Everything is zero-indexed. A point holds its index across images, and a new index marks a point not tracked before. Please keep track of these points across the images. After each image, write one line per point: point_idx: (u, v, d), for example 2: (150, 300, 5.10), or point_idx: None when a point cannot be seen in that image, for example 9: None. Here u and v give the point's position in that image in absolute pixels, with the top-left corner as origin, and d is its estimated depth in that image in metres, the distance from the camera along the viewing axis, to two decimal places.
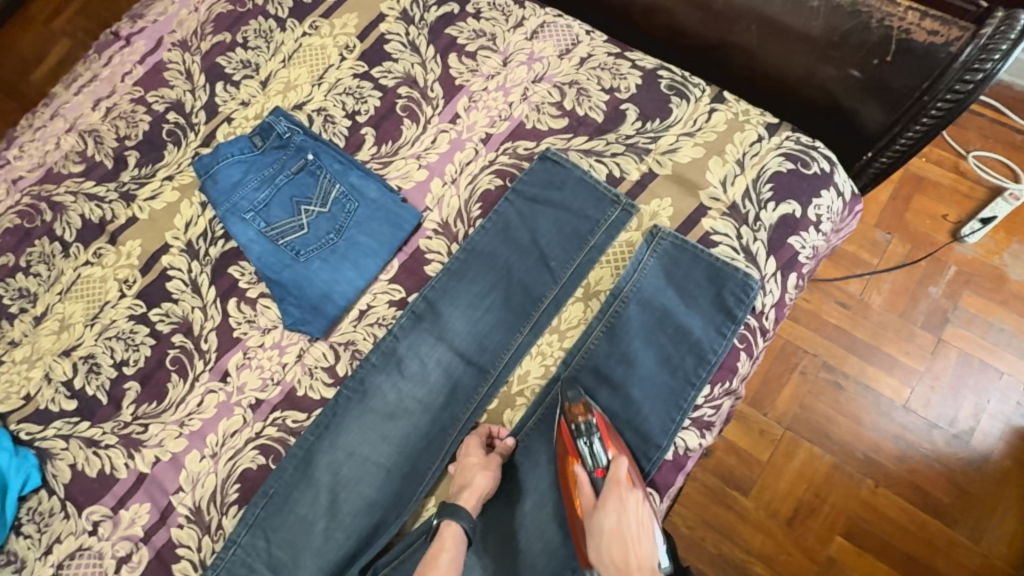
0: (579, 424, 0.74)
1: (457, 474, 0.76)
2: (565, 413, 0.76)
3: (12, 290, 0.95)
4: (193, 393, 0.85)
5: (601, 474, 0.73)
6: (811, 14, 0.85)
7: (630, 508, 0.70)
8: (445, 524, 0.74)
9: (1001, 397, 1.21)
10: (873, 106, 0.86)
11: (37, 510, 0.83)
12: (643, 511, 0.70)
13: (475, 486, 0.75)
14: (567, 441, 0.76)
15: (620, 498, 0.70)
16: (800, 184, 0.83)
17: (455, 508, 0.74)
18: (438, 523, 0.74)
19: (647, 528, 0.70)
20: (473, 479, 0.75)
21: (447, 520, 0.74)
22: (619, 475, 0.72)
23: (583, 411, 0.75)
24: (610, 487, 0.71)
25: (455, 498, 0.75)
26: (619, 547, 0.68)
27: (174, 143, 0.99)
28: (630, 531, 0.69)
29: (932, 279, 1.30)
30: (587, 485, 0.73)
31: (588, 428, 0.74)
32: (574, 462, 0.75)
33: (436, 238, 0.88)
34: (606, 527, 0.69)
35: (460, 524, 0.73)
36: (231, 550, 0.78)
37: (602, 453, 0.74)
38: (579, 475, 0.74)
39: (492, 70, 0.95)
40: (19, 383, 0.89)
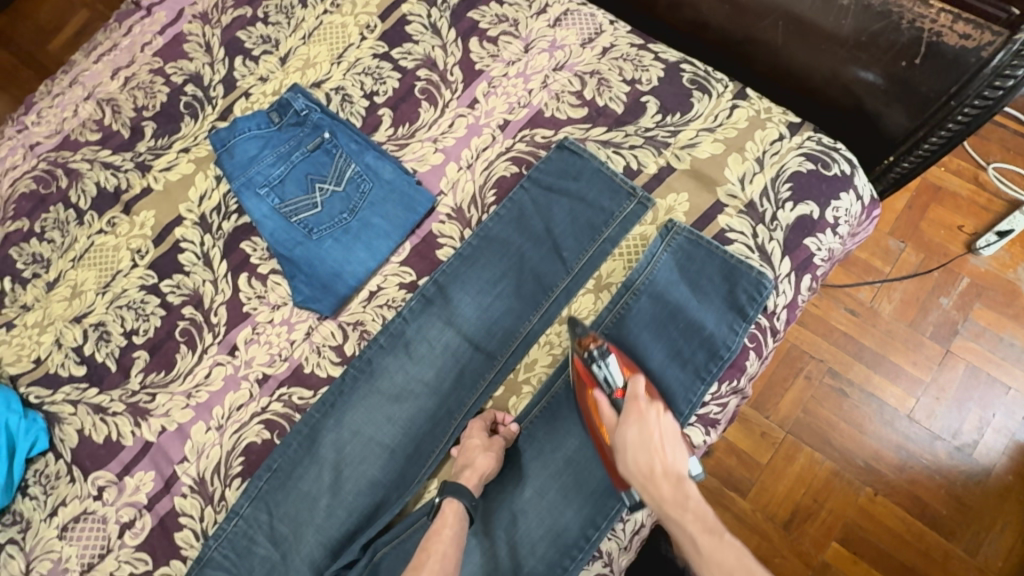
0: (591, 351, 0.75)
1: (460, 455, 0.76)
2: (576, 348, 0.77)
3: (26, 256, 0.95)
4: (201, 365, 0.85)
5: (620, 395, 0.75)
6: (841, 12, 0.82)
7: (651, 419, 0.72)
8: (447, 501, 0.74)
9: (1006, 412, 1.20)
10: (897, 109, 0.85)
11: (43, 472, 0.84)
12: (665, 420, 0.73)
13: (476, 466, 0.74)
14: (583, 372, 0.76)
15: (640, 412, 0.73)
16: (819, 185, 0.82)
17: (458, 487, 0.73)
18: (440, 501, 0.74)
19: (672, 436, 0.72)
20: (474, 460, 0.74)
21: (449, 498, 0.74)
22: (638, 391, 0.74)
23: (593, 339, 0.76)
24: (630, 406, 0.74)
25: (456, 477, 0.75)
26: (646, 457, 0.70)
27: (191, 116, 0.99)
28: (655, 440, 0.71)
29: (943, 290, 1.29)
30: (606, 407, 0.75)
31: (601, 353, 0.75)
32: (592, 388, 0.75)
33: (448, 222, 0.88)
34: (631, 441, 0.71)
35: (461, 502, 0.73)
36: (233, 522, 0.78)
37: (617, 375, 0.74)
38: (599, 399, 0.75)
39: (513, 56, 0.94)
40: (30, 347, 0.90)
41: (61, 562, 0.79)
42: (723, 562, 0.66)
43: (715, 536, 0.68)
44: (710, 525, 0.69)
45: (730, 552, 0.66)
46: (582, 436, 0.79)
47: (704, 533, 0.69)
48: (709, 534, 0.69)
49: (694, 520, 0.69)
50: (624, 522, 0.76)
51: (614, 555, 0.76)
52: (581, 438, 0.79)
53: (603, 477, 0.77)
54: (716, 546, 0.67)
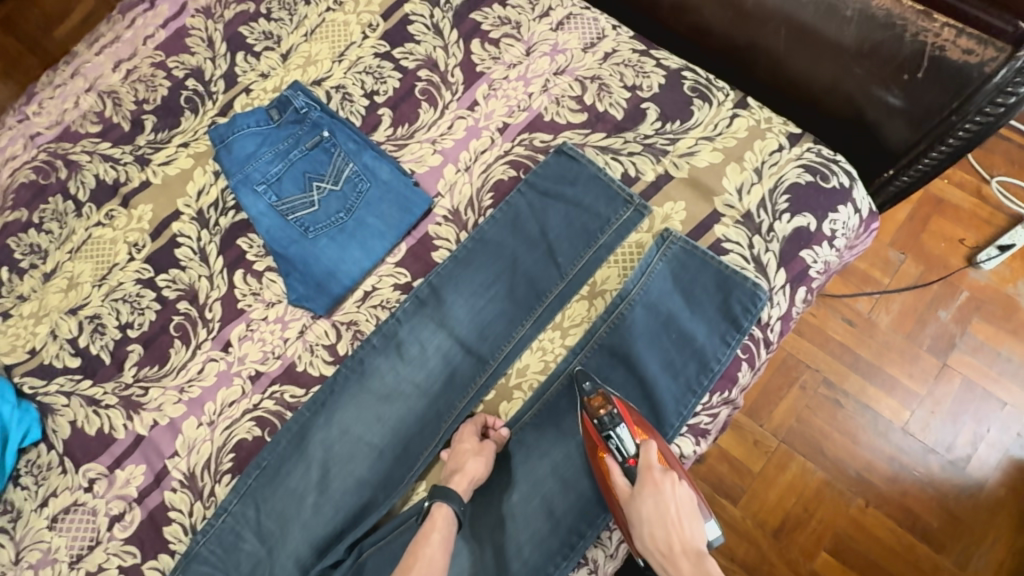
0: (602, 418, 0.75)
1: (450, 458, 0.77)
2: (586, 407, 0.76)
3: (23, 246, 0.96)
4: (195, 360, 0.86)
5: (633, 463, 0.75)
6: (845, 23, 0.82)
7: (666, 490, 0.72)
8: (436, 505, 0.74)
9: (1001, 427, 1.20)
10: (899, 122, 0.84)
11: (35, 463, 0.85)
12: (680, 492, 0.73)
13: (466, 471, 0.75)
14: (593, 435, 0.76)
15: (655, 483, 0.72)
16: (817, 197, 0.82)
17: (447, 490, 0.74)
18: (429, 504, 0.75)
19: (687, 507, 0.73)
20: (464, 465, 0.75)
21: (438, 502, 0.74)
22: (651, 459, 0.74)
23: (604, 402, 0.76)
24: (644, 475, 0.73)
25: (445, 480, 0.76)
26: (661, 532, 0.71)
27: (192, 110, 0.99)
28: (670, 513, 0.72)
29: (942, 303, 1.28)
30: (620, 476, 0.74)
31: (613, 419, 0.75)
32: (604, 456, 0.75)
33: (445, 224, 0.88)
34: (647, 515, 0.71)
35: (450, 506, 0.74)
36: (222, 517, 0.79)
37: (629, 442, 0.75)
38: (612, 468, 0.74)
39: (514, 59, 0.93)
40: (25, 337, 0.91)
41: (50, 553, 0.80)
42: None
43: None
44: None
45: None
46: (572, 442, 0.79)
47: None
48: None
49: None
50: (611, 530, 0.77)
51: (600, 562, 0.76)
52: (570, 445, 0.79)
53: (592, 485, 0.77)
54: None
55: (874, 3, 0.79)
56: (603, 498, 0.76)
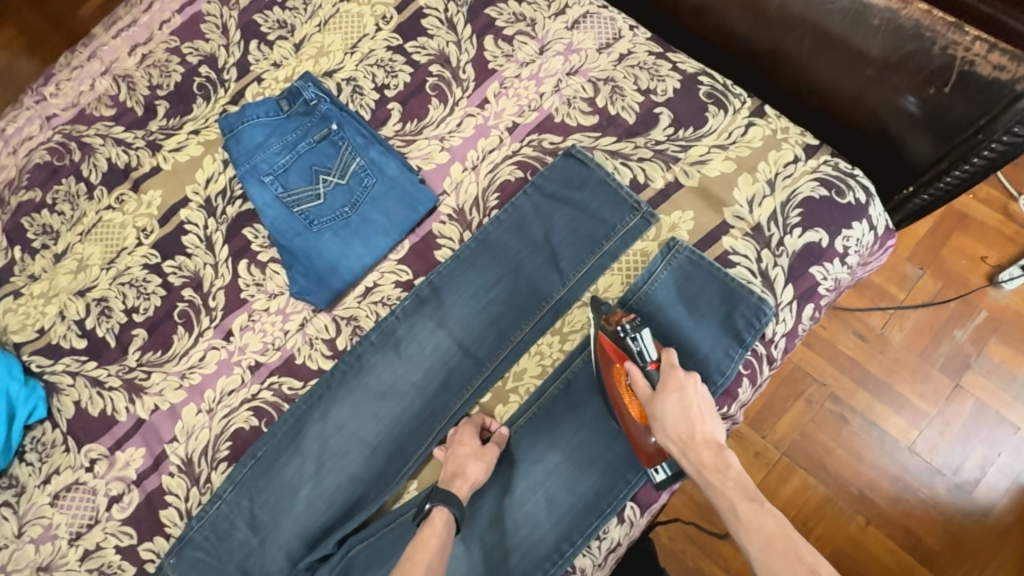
0: (624, 324, 0.74)
1: (450, 462, 0.76)
2: (604, 323, 0.76)
3: (36, 226, 0.97)
4: (197, 347, 0.87)
5: (654, 367, 0.74)
6: (870, 33, 0.79)
7: (689, 387, 0.71)
8: (436, 509, 0.73)
9: (1012, 452, 1.17)
10: (923, 137, 0.80)
11: (40, 440, 0.87)
12: (703, 390, 0.72)
13: (468, 475, 0.75)
14: (612, 347, 0.75)
15: (678, 381, 0.72)
16: (831, 213, 0.80)
17: (449, 495, 0.73)
18: (430, 507, 0.73)
19: (708, 405, 0.72)
20: (465, 468, 0.75)
21: (439, 505, 0.73)
22: (673, 360, 0.73)
23: (623, 316, 0.76)
24: (667, 376, 0.73)
25: (446, 485, 0.75)
26: (685, 424, 0.70)
27: (204, 97, 0.99)
28: (693, 409, 0.71)
29: (959, 322, 1.25)
30: (641, 379, 0.73)
31: (635, 326, 0.74)
32: (624, 361, 0.74)
33: (449, 223, 0.87)
34: (670, 409, 0.70)
35: (451, 511, 0.72)
36: (216, 504, 0.80)
37: (651, 348, 0.74)
38: (632, 371, 0.73)
39: (527, 57, 0.92)
40: (34, 317, 0.92)
41: (51, 529, 0.82)
42: (764, 527, 0.64)
43: (752, 502, 0.67)
44: (748, 491, 0.67)
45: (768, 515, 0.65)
46: (565, 451, 0.78)
47: (742, 499, 0.67)
48: (747, 500, 0.67)
49: (732, 483, 0.68)
50: (600, 540, 0.76)
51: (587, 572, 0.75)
52: (563, 453, 0.78)
53: (583, 494, 0.76)
54: (754, 512, 0.66)
55: (903, 13, 0.77)
56: (594, 509, 0.76)
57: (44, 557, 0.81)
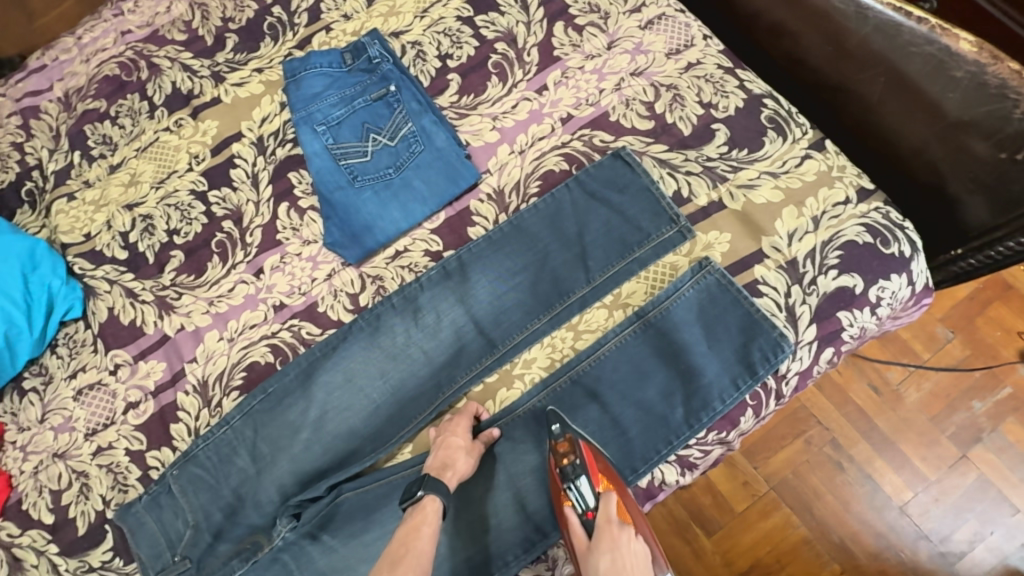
0: (565, 467, 0.73)
1: (439, 452, 0.75)
2: (552, 453, 0.75)
3: (96, 135, 1.01)
4: (227, 278, 0.90)
5: (591, 515, 0.71)
6: (951, 84, 0.76)
7: (622, 546, 0.68)
8: (427, 498, 0.71)
9: (1005, 532, 1.15)
10: (981, 201, 0.78)
11: (72, 337, 0.92)
12: (637, 547, 0.68)
13: (457, 468, 0.74)
14: (556, 483, 0.74)
15: (612, 538, 0.68)
16: (871, 261, 0.78)
17: (440, 484, 0.72)
18: (421, 494, 0.72)
19: (643, 564, 0.68)
20: (455, 460, 0.74)
21: (431, 493, 0.72)
22: (609, 512, 0.70)
23: (569, 450, 0.74)
24: (601, 528, 0.69)
25: (435, 475, 0.74)
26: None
27: (272, 37, 1.01)
28: (627, 571, 0.67)
29: (979, 393, 1.22)
30: (578, 527, 0.71)
31: (574, 468, 0.73)
32: (563, 505, 0.73)
33: (486, 203, 0.88)
34: (601, 570, 0.67)
35: (441, 501, 0.71)
36: (222, 429, 0.84)
37: (589, 495, 0.72)
38: (569, 518, 0.72)
39: (594, 50, 0.91)
40: (83, 222, 0.97)
41: (70, 421, 0.87)
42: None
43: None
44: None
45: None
46: None
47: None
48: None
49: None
50: None
51: (559, 562, 0.77)
52: None
53: None
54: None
55: (991, 69, 0.73)
56: None
57: (60, 446, 0.87)
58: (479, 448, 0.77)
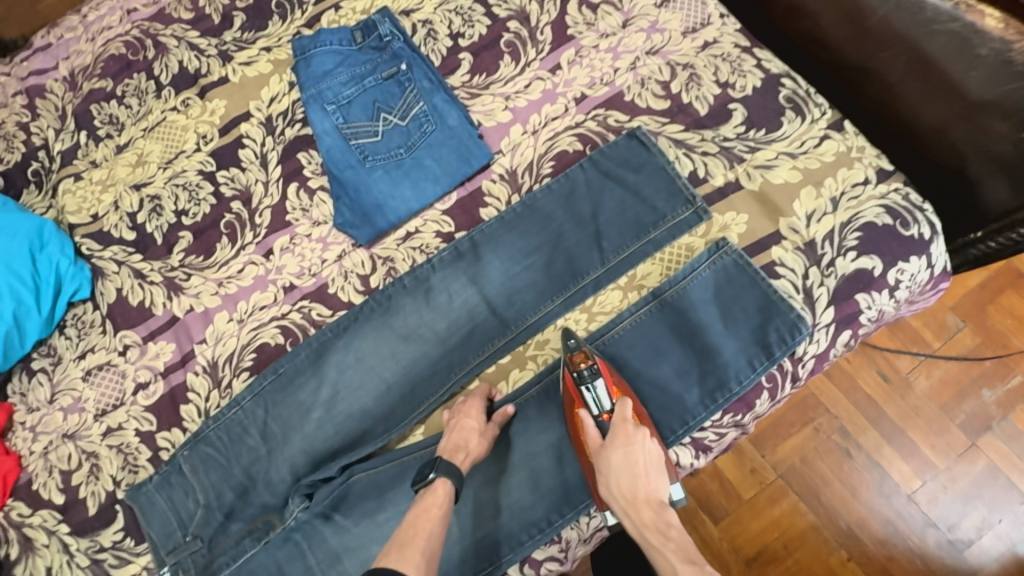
0: (581, 371, 0.72)
1: (453, 433, 0.75)
2: (567, 364, 0.75)
3: (103, 115, 1.00)
4: (236, 259, 0.90)
5: (607, 417, 0.72)
6: (974, 62, 0.76)
7: (637, 445, 0.69)
8: (439, 480, 0.72)
9: (1014, 520, 1.14)
10: (1002, 181, 0.76)
11: (81, 318, 0.91)
12: (652, 447, 0.70)
13: (470, 449, 0.74)
14: (571, 389, 0.74)
15: (627, 436, 0.70)
16: (890, 242, 0.77)
17: (451, 468, 0.72)
18: (433, 477, 0.72)
19: (655, 462, 0.70)
20: (467, 442, 0.74)
21: (443, 476, 0.72)
22: (625, 414, 0.71)
23: (584, 359, 0.73)
24: (617, 428, 0.70)
25: (448, 457, 0.73)
26: (629, 483, 0.68)
27: (280, 16, 0.99)
28: (639, 466, 0.69)
29: (989, 382, 1.21)
30: (592, 428, 0.72)
31: (591, 372, 0.72)
32: (578, 408, 0.73)
33: (499, 183, 0.87)
34: (616, 465, 0.68)
35: (453, 483, 0.71)
36: (233, 409, 0.83)
37: (605, 398, 0.72)
38: (585, 420, 0.72)
39: (608, 29, 0.90)
40: (91, 202, 0.96)
41: (79, 401, 0.87)
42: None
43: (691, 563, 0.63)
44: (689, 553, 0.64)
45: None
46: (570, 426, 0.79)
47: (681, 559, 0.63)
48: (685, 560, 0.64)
49: (672, 545, 0.64)
50: (589, 516, 0.77)
51: (572, 544, 0.77)
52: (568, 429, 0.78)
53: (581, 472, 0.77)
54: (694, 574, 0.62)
55: (1016, 47, 0.74)
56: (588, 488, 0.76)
57: (70, 426, 0.86)
58: (492, 432, 0.76)
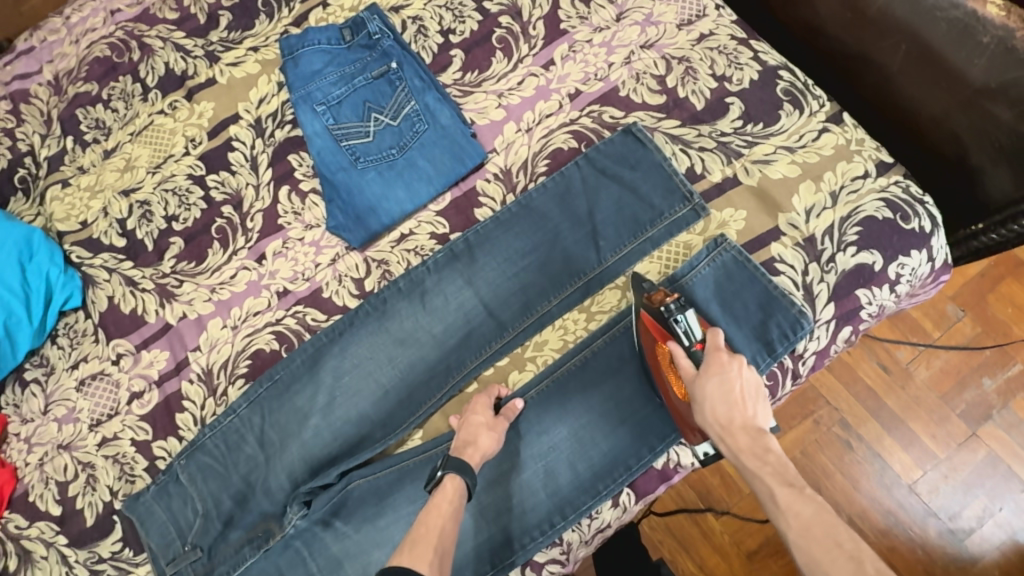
0: (667, 305, 0.71)
1: (461, 431, 0.74)
2: (647, 302, 0.74)
3: (89, 120, 0.98)
4: (229, 265, 0.88)
5: (699, 347, 0.70)
6: (977, 50, 0.74)
7: (733, 371, 0.66)
8: (448, 476, 0.70)
9: (1014, 508, 1.14)
10: (1003, 170, 0.75)
11: (72, 327, 0.90)
12: (748, 374, 0.66)
13: (480, 445, 0.73)
14: (653, 325, 0.72)
15: (722, 364, 0.67)
16: (890, 236, 0.76)
17: (462, 463, 0.70)
18: (442, 474, 0.70)
19: (754, 389, 0.66)
20: (477, 438, 0.73)
21: (451, 473, 0.70)
22: (718, 344, 0.69)
23: (666, 296, 0.73)
24: (711, 357, 0.68)
25: (457, 453, 0.72)
26: (726, 409, 0.64)
27: (267, 15, 0.97)
28: (736, 393, 0.65)
29: (989, 371, 1.20)
30: (684, 358, 0.69)
31: (680, 307, 0.71)
32: (667, 340, 0.70)
33: (493, 182, 0.86)
34: (712, 391, 0.65)
35: (463, 479, 0.69)
36: (229, 417, 0.82)
37: (696, 329, 0.70)
38: (675, 352, 0.69)
39: (602, 23, 0.88)
40: (79, 209, 0.94)
41: (74, 412, 0.86)
42: (800, 511, 0.56)
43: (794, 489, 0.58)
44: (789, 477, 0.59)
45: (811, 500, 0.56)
46: (571, 428, 0.78)
47: (781, 484, 0.59)
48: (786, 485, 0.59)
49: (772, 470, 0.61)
50: (590, 518, 0.76)
51: (573, 546, 0.76)
52: (568, 431, 0.77)
53: (581, 473, 0.76)
54: (794, 497, 0.57)
55: (1018, 34, 0.71)
56: (590, 489, 0.76)
57: (65, 437, 0.85)
58: (503, 423, 0.75)
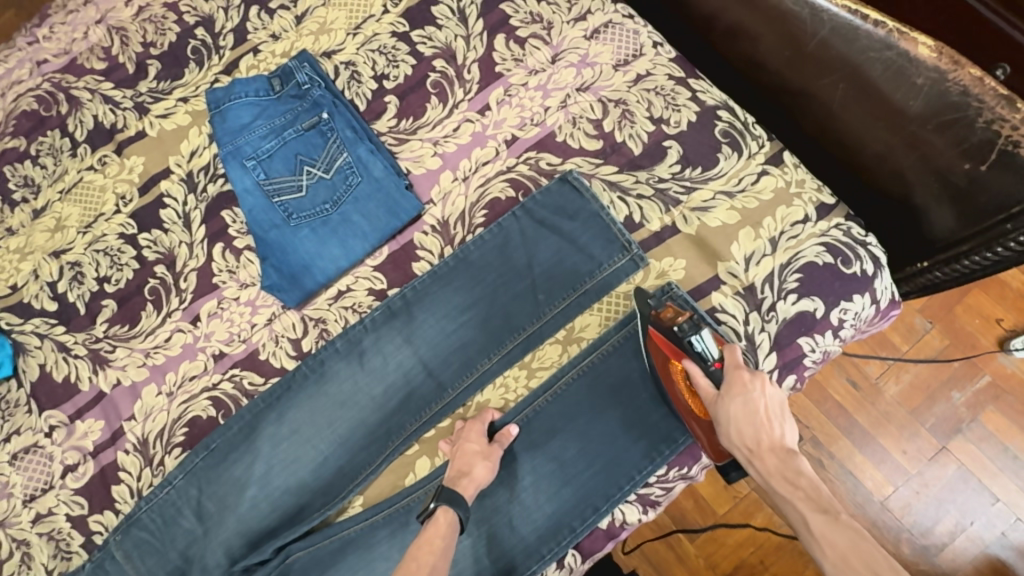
0: (681, 325, 0.69)
1: (455, 460, 0.73)
2: (655, 319, 0.72)
3: (18, 177, 0.95)
4: (163, 328, 0.86)
5: (718, 366, 0.69)
6: (912, 91, 0.72)
7: (756, 392, 0.65)
8: (441, 509, 0.70)
9: (985, 522, 1.13)
10: (947, 209, 0.74)
11: (5, 397, 0.87)
12: (771, 392, 0.66)
13: (475, 475, 0.72)
14: (664, 343, 0.71)
15: (743, 384, 0.66)
16: (831, 281, 0.74)
17: (454, 495, 0.70)
18: (435, 506, 0.70)
19: (778, 406, 0.66)
20: (472, 468, 0.72)
21: (444, 504, 0.70)
22: (738, 361, 0.68)
23: (678, 314, 0.70)
24: (732, 376, 0.67)
25: (452, 484, 0.71)
26: (750, 431, 0.64)
27: (197, 62, 0.94)
28: (760, 414, 0.65)
29: (958, 384, 1.18)
30: (703, 379, 0.68)
31: (693, 326, 0.69)
32: (681, 359, 0.69)
33: (431, 235, 0.84)
34: (735, 416, 0.65)
35: (456, 513, 0.69)
36: (165, 490, 0.80)
37: (713, 347, 0.69)
38: (693, 372, 0.68)
39: (537, 65, 0.85)
40: (9, 272, 0.91)
41: (6, 487, 0.83)
42: (836, 541, 0.56)
43: (828, 514, 0.59)
44: (822, 502, 0.60)
45: (846, 528, 0.56)
46: (513, 488, 0.76)
47: (814, 508, 0.59)
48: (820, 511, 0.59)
49: (803, 494, 0.61)
50: None
51: None
52: (510, 492, 0.76)
53: (523, 536, 0.74)
54: (829, 526, 0.57)
55: (952, 75, 0.69)
56: (534, 553, 0.74)
57: None
58: (498, 452, 0.73)
